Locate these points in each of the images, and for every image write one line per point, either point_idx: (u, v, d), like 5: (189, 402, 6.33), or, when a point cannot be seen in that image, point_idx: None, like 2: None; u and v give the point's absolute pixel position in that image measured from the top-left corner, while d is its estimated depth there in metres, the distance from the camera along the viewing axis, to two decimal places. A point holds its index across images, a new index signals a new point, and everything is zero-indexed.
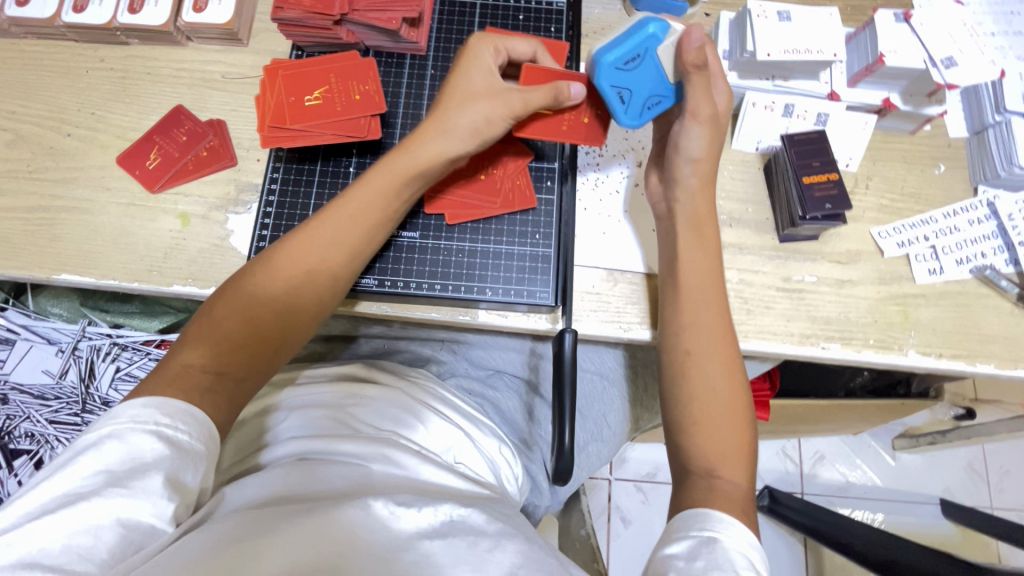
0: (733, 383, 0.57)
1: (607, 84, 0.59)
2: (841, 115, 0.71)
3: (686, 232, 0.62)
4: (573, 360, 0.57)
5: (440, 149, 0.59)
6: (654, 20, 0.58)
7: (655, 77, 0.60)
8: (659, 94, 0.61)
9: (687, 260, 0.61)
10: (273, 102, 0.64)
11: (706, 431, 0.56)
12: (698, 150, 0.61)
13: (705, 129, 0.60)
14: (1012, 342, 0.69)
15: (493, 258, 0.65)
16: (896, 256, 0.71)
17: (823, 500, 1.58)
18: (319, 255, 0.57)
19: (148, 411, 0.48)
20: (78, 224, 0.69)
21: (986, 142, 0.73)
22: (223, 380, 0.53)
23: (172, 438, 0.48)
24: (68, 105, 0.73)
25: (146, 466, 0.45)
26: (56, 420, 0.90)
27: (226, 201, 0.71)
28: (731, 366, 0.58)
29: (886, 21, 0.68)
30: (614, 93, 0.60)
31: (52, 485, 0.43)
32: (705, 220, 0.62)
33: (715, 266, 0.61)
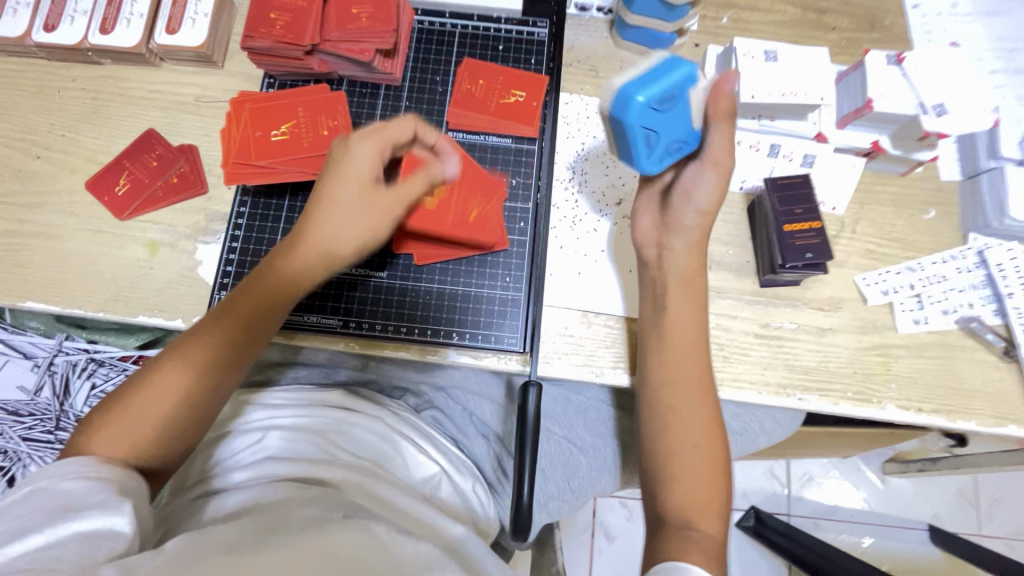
0: (711, 441, 0.55)
1: (637, 124, 0.53)
2: (829, 157, 0.70)
3: (674, 283, 0.60)
4: (536, 418, 0.56)
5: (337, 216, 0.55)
6: (689, 62, 0.54)
7: (682, 122, 0.55)
8: (683, 141, 0.57)
9: (679, 312, 0.59)
10: (239, 136, 0.64)
11: (682, 488, 0.54)
12: (708, 203, 0.59)
13: (716, 179, 0.58)
14: (996, 397, 0.67)
15: (464, 300, 0.65)
16: (879, 305, 0.70)
17: (809, 522, 1.57)
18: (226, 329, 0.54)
19: (86, 464, 0.46)
20: (45, 250, 0.68)
21: (979, 188, 0.71)
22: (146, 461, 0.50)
23: (107, 476, 0.46)
24: (39, 126, 0.72)
25: (90, 492, 0.44)
26: (29, 438, 0.90)
27: (195, 229, 0.69)
28: (710, 420, 0.56)
29: (877, 63, 0.65)
30: (642, 136, 0.54)
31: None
32: (699, 273, 0.60)
33: (704, 319, 0.59)
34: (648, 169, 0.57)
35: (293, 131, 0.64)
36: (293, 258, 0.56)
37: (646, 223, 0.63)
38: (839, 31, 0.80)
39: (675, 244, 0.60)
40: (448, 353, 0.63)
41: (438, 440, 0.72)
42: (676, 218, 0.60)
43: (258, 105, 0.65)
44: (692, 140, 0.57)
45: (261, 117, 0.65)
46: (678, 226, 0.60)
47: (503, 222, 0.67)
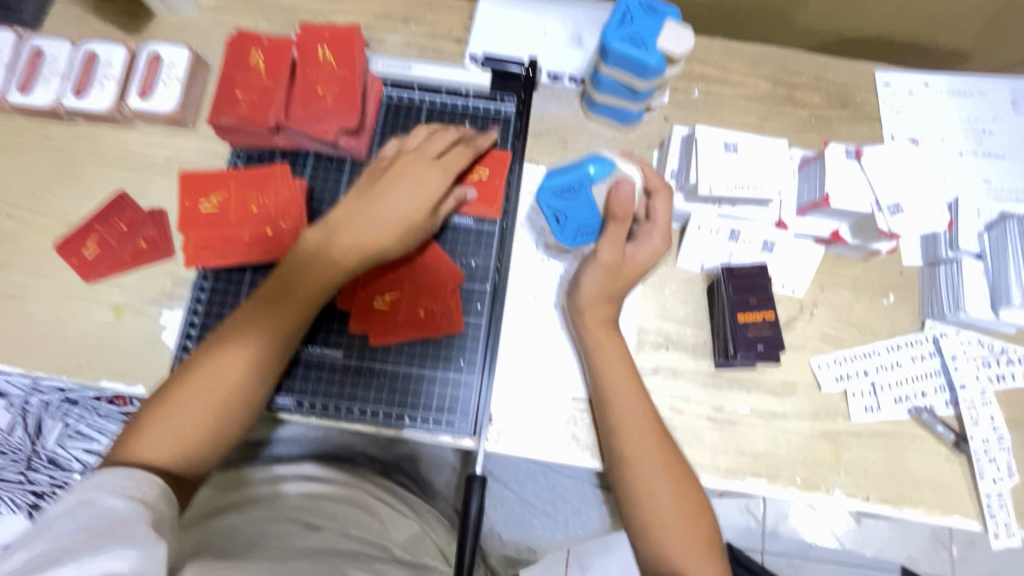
0: (679, 486, 0.61)
1: (545, 206, 0.61)
2: (789, 243, 0.70)
3: (596, 354, 0.63)
4: (477, 514, 0.57)
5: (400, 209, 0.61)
6: (596, 161, 0.59)
7: (589, 211, 0.61)
8: (592, 226, 0.63)
9: (626, 407, 0.62)
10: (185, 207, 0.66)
11: (659, 533, 0.59)
12: (594, 292, 0.63)
13: (600, 275, 0.62)
14: (944, 489, 0.68)
15: (417, 382, 0.66)
16: (833, 391, 0.70)
17: (784, 560, 1.59)
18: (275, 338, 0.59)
19: (111, 478, 0.47)
20: (13, 311, 0.69)
21: (938, 277, 0.72)
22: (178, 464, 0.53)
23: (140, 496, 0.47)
24: (12, 185, 0.73)
25: (122, 519, 0.43)
26: (2, 477, 0.92)
27: (161, 295, 0.70)
28: (671, 465, 0.61)
29: (836, 157, 0.66)
30: (550, 214, 0.62)
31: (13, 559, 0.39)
32: (631, 374, 0.63)
33: (651, 416, 0.62)
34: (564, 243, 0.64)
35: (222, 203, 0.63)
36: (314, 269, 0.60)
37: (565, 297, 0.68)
38: (810, 107, 0.80)
39: (603, 331, 0.64)
40: (402, 431, 0.64)
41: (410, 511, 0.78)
42: (600, 308, 0.63)
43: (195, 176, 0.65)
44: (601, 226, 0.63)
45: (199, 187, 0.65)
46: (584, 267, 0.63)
47: (460, 303, 0.68)
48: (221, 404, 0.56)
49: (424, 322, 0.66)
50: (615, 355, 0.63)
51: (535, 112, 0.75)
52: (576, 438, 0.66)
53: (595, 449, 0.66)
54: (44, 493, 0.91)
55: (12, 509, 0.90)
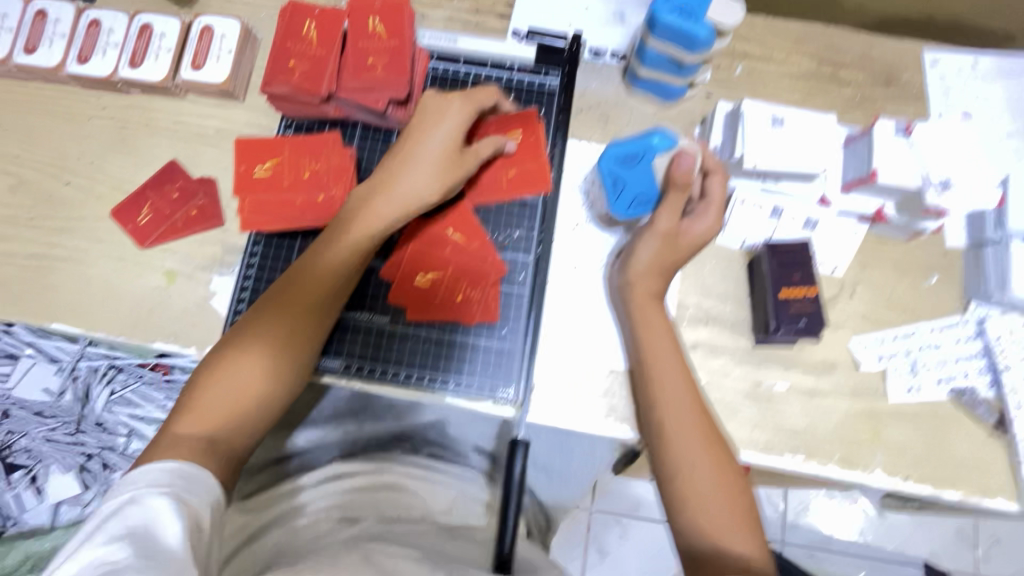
0: (716, 460, 0.60)
1: (606, 171, 0.66)
2: (830, 222, 0.70)
3: (639, 315, 0.64)
4: (522, 476, 0.60)
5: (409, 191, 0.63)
6: (661, 134, 0.65)
7: (647, 179, 0.65)
8: (648, 196, 0.65)
9: (667, 382, 0.62)
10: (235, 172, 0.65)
11: (697, 507, 0.58)
12: (650, 260, 0.64)
13: (655, 243, 0.63)
14: (984, 471, 0.68)
15: (459, 349, 0.67)
16: (873, 370, 0.70)
17: (803, 551, 1.58)
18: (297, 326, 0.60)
19: (163, 475, 0.49)
20: (71, 274, 0.72)
21: (984, 259, 0.71)
22: (213, 446, 0.54)
23: (188, 499, 0.47)
24: (70, 153, 0.76)
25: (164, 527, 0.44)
26: (51, 439, 0.95)
27: (211, 261, 0.72)
28: (710, 439, 0.61)
29: (886, 133, 0.65)
30: (610, 180, 0.66)
31: (71, 563, 0.40)
32: (677, 351, 0.63)
33: (695, 394, 0.62)
34: (617, 212, 0.67)
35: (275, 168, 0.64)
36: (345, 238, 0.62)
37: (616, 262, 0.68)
38: (855, 86, 0.79)
39: (646, 301, 0.64)
40: (445, 396, 0.66)
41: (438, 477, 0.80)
42: (651, 280, 0.64)
43: (247, 141, 0.65)
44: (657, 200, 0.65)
45: (249, 152, 0.66)
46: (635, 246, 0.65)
47: (499, 298, 0.68)
48: (268, 367, 0.58)
49: (462, 309, 0.67)
50: (662, 332, 0.63)
51: (578, 86, 0.76)
52: (617, 408, 0.68)
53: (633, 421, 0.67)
54: (92, 454, 0.94)
55: (64, 467, 0.93)
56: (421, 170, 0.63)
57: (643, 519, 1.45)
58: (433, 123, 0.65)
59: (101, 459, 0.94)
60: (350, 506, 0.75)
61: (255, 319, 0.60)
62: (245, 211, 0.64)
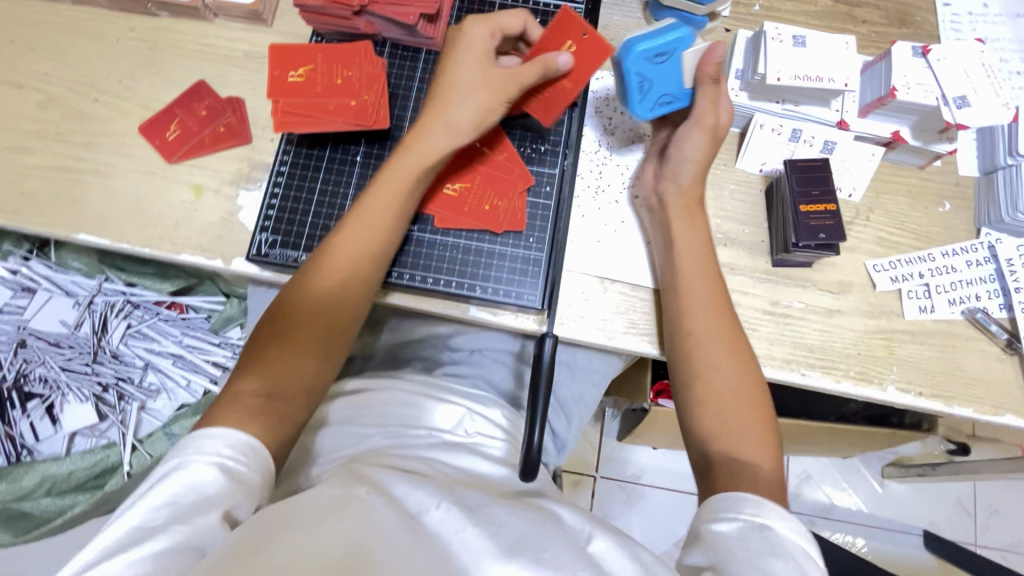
0: (743, 372, 0.61)
1: (633, 71, 0.62)
2: (848, 145, 0.72)
3: (681, 221, 0.66)
4: (550, 364, 0.63)
5: (446, 137, 0.64)
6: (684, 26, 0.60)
7: (674, 78, 0.63)
8: (674, 95, 0.65)
9: (695, 295, 0.64)
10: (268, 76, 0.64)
11: (715, 412, 0.60)
12: (698, 155, 0.65)
13: (703, 138, 0.64)
14: (995, 387, 0.69)
15: (486, 257, 0.69)
16: (888, 291, 0.72)
17: (803, 520, 1.45)
18: (353, 266, 0.61)
19: (213, 443, 0.50)
20: (99, 186, 0.73)
21: (996, 183, 0.72)
22: (274, 402, 0.55)
23: (234, 470, 0.49)
24: (98, 72, 0.77)
25: (208, 500, 0.46)
26: (67, 369, 0.95)
27: (239, 177, 0.73)
28: (735, 346, 0.62)
29: (903, 54, 0.67)
30: (637, 82, 0.63)
31: (121, 521, 0.44)
32: (711, 266, 0.65)
33: (723, 309, 0.64)
34: (642, 115, 0.66)
35: (310, 74, 0.65)
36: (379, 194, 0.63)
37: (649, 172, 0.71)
38: (870, 23, 0.81)
39: (679, 216, 0.66)
40: (469, 308, 0.69)
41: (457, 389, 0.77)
42: (689, 191, 0.66)
43: (282, 46, 0.65)
44: (682, 99, 0.65)
45: (282, 58, 0.66)
46: (675, 173, 0.66)
47: (525, 206, 0.70)
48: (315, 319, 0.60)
49: (489, 216, 0.69)
50: (695, 247, 0.65)
51: (601, 19, 0.78)
52: (639, 323, 0.69)
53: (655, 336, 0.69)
54: (108, 386, 0.95)
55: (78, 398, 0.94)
56: (448, 120, 0.64)
57: (645, 486, 1.42)
58: (460, 64, 0.65)
59: (116, 390, 0.95)
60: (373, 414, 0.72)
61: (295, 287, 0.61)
62: (280, 113, 0.64)
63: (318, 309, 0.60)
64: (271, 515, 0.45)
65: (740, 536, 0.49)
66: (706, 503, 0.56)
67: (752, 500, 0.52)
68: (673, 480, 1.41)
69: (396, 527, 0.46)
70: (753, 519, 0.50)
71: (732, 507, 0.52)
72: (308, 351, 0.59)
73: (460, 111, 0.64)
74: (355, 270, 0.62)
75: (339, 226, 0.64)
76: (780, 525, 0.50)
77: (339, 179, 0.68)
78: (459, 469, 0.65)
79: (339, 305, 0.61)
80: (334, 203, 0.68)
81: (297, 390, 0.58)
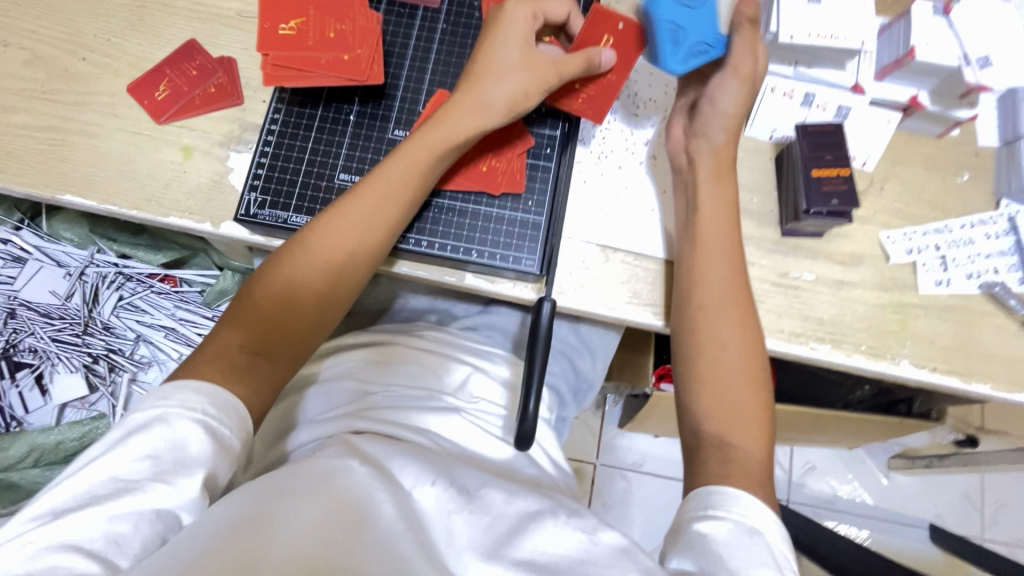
0: (746, 343, 0.59)
1: (664, 17, 0.59)
2: (864, 110, 0.69)
3: (705, 185, 0.63)
4: (547, 329, 0.61)
5: (476, 122, 0.61)
6: None
7: (709, 25, 0.59)
8: (708, 43, 0.59)
9: (711, 265, 0.61)
10: (262, 28, 0.64)
11: (719, 389, 0.57)
12: (731, 108, 0.61)
13: (738, 88, 0.60)
14: (1013, 364, 0.67)
15: (483, 220, 0.67)
16: (902, 263, 0.69)
17: (809, 511, 1.43)
18: (356, 239, 0.58)
19: (196, 399, 0.48)
20: (85, 147, 0.70)
21: (1015, 155, 0.69)
22: (259, 361, 0.54)
23: (217, 431, 0.48)
24: (86, 30, 0.74)
25: (190, 463, 0.46)
26: (58, 339, 0.94)
27: (229, 138, 0.71)
28: (744, 319, 0.59)
29: (923, 13, 0.64)
30: (668, 28, 0.59)
31: (100, 468, 0.44)
32: (732, 233, 0.62)
33: (736, 273, 0.61)
34: (676, 66, 0.59)
35: (301, 26, 0.65)
36: (386, 180, 0.59)
37: (675, 133, 0.66)
38: None
39: (705, 181, 0.63)
40: (465, 275, 0.67)
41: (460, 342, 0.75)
42: (714, 155, 0.63)
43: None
44: (718, 47, 0.60)
45: (273, 11, 0.65)
46: (705, 130, 0.63)
47: (524, 168, 0.68)
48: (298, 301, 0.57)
49: (487, 178, 0.67)
50: (716, 211, 0.62)
51: None
52: (645, 294, 0.66)
53: (657, 307, 0.66)
54: (99, 357, 0.94)
55: (69, 368, 0.93)
56: (472, 121, 0.61)
57: (645, 474, 1.40)
58: (497, 46, 0.61)
59: (108, 361, 0.94)
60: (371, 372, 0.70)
61: (278, 261, 0.57)
62: (270, 66, 0.65)
63: (314, 278, 0.57)
64: (263, 487, 0.46)
65: (729, 541, 0.47)
66: (689, 495, 0.53)
67: (738, 498, 0.50)
68: (674, 468, 1.39)
69: (389, 514, 0.46)
70: (742, 520, 0.48)
71: (720, 504, 0.50)
72: (303, 324, 0.57)
73: (493, 103, 0.61)
74: (351, 252, 0.58)
75: (339, 201, 0.59)
76: (767, 529, 0.48)
77: (332, 139, 0.68)
78: (461, 446, 0.64)
79: (334, 283, 0.58)
80: (326, 162, 0.68)
81: (286, 357, 0.56)
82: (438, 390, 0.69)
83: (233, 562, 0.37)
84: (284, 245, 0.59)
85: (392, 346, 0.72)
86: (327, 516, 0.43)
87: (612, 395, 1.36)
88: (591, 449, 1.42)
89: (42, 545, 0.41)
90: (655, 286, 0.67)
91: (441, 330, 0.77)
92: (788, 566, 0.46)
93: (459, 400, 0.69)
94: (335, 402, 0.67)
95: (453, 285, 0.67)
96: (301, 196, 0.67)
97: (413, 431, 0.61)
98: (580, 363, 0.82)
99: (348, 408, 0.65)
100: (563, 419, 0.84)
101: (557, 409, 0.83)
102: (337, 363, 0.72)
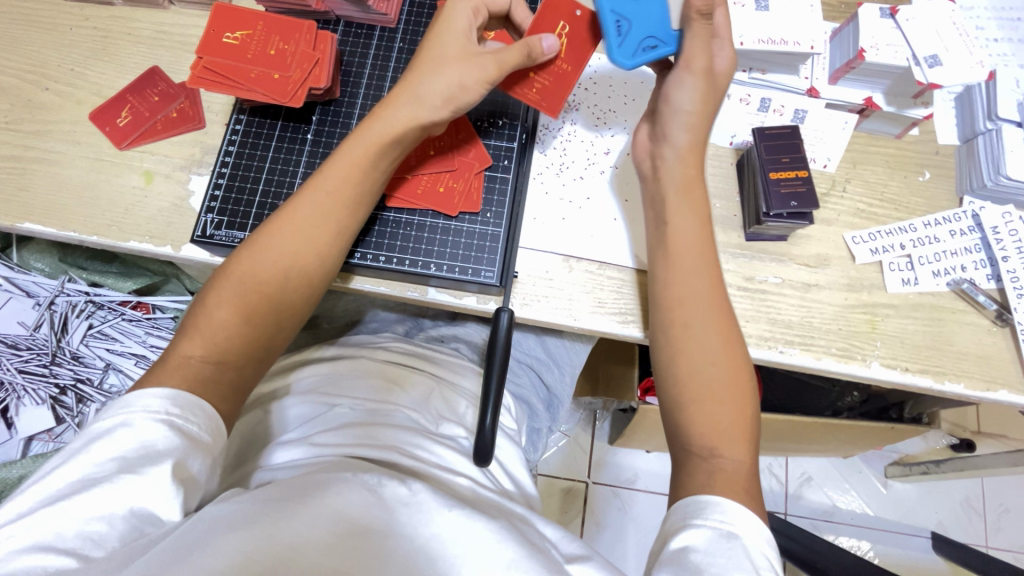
0: (731, 359, 0.55)
1: (608, 9, 0.58)
2: (819, 113, 0.70)
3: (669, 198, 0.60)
4: (506, 339, 0.62)
5: (416, 117, 0.58)
6: None
7: (657, 19, 0.58)
8: (658, 38, 0.58)
9: (688, 280, 0.58)
10: (210, 33, 0.66)
11: (706, 408, 0.54)
12: (692, 104, 0.59)
13: (697, 83, 0.58)
14: (987, 362, 0.66)
15: (441, 233, 0.66)
16: (868, 264, 0.68)
17: (808, 524, 1.38)
18: (294, 254, 0.56)
19: (157, 400, 0.46)
20: (44, 174, 0.70)
21: (975, 150, 0.69)
22: (224, 370, 0.52)
23: (184, 428, 0.46)
24: (50, 60, 0.75)
25: (158, 454, 0.43)
26: (25, 370, 0.93)
27: (191, 162, 0.71)
28: (728, 334, 0.56)
29: (871, 16, 0.66)
30: (613, 21, 0.58)
31: (65, 472, 0.42)
32: (709, 245, 0.59)
33: (717, 279, 0.58)
34: (621, 60, 0.58)
35: (246, 38, 0.66)
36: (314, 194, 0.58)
37: (641, 137, 0.65)
38: None
39: (680, 192, 0.60)
40: (429, 290, 0.67)
41: (435, 361, 0.75)
42: (681, 170, 0.60)
43: (226, 8, 0.67)
44: (669, 42, 0.58)
45: (223, 18, 0.67)
46: (665, 135, 0.61)
47: (482, 185, 0.68)
48: (247, 316, 0.54)
49: (443, 199, 0.67)
50: (692, 222, 0.59)
51: None
52: (614, 304, 0.66)
53: (622, 315, 0.65)
54: (67, 387, 0.93)
55: (34, 398, 0.92)
56: (413, 112, 0.58)
57: (638, 490, 1.36)
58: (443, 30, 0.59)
59: (76, 392, 0.94)
60: (338, 384, 0.68)
61: (221, 288, 0.55)
62: (201, 68, 0.65)
63: (268, 288, 0.55)
64: (269, 493, 0.43)
65: (706, 549, 0.44)
66: (673, 506, 0.51)
67: (719, 504, 0.47)
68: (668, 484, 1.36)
69: (414, 529, 0.43)
70: (721, 526, 0.46)
71: (700, 512, 0.47)
72: (259, 329, 0.55)
73: (431, 94, 0.58)
74: (288, 269, 0.56)
75: (267, 227, 0.57)
76: (748, 534, 0.46)
77: (289, 158, 0.69)
78: (445, 467, 0.59)
79: (283, 296, 0.56)
80: (283, 182, 0.68)
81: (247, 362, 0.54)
82: (404, 404, 0.66)
83: (260, 560, 0.36)
84: (226, 262, 0.57)
85: (355, 362, 0.71)
86: (332, 527, 0.40)
87: (601, 410, 1.34)
88: (583, 466, 1.38)
89: (10, 547, 0.38)
90: (619, 295, 0.66)
91: (413, 348, 0.76)
92: (769, 569, 0.44)
93: (423, 416, 0.65)
94: (304, 416, 0.64)
95: (416, 299, 0.67)
96: (258, 216, 0.67)
97: (408, 454, 0.57)
98: (547, 377, 0.82)
99: (309, 423, 0.62)
100: (536, 429, 0.84)
101: (529, 420, 0.82)
102: (303, 375, 0.71)
